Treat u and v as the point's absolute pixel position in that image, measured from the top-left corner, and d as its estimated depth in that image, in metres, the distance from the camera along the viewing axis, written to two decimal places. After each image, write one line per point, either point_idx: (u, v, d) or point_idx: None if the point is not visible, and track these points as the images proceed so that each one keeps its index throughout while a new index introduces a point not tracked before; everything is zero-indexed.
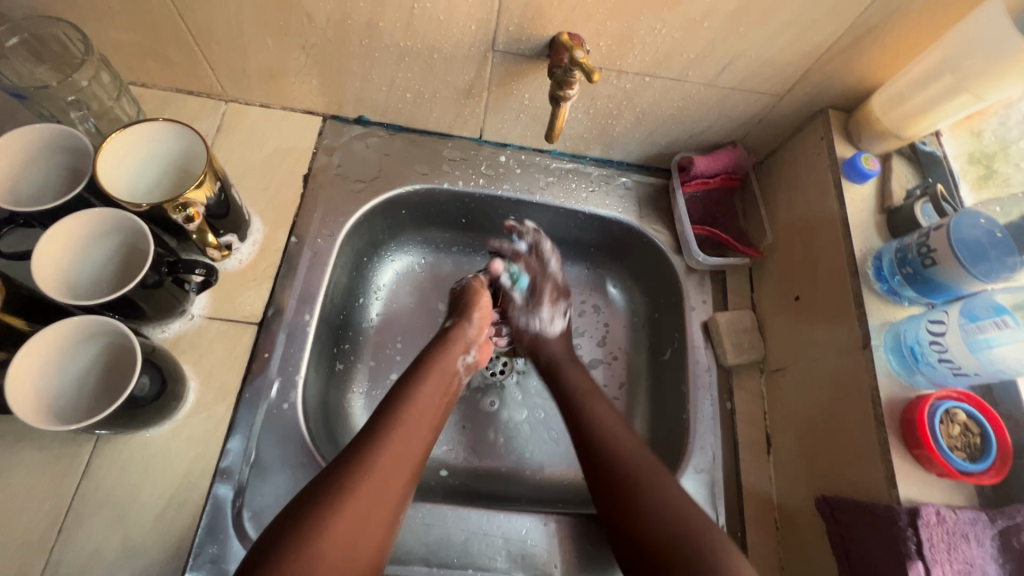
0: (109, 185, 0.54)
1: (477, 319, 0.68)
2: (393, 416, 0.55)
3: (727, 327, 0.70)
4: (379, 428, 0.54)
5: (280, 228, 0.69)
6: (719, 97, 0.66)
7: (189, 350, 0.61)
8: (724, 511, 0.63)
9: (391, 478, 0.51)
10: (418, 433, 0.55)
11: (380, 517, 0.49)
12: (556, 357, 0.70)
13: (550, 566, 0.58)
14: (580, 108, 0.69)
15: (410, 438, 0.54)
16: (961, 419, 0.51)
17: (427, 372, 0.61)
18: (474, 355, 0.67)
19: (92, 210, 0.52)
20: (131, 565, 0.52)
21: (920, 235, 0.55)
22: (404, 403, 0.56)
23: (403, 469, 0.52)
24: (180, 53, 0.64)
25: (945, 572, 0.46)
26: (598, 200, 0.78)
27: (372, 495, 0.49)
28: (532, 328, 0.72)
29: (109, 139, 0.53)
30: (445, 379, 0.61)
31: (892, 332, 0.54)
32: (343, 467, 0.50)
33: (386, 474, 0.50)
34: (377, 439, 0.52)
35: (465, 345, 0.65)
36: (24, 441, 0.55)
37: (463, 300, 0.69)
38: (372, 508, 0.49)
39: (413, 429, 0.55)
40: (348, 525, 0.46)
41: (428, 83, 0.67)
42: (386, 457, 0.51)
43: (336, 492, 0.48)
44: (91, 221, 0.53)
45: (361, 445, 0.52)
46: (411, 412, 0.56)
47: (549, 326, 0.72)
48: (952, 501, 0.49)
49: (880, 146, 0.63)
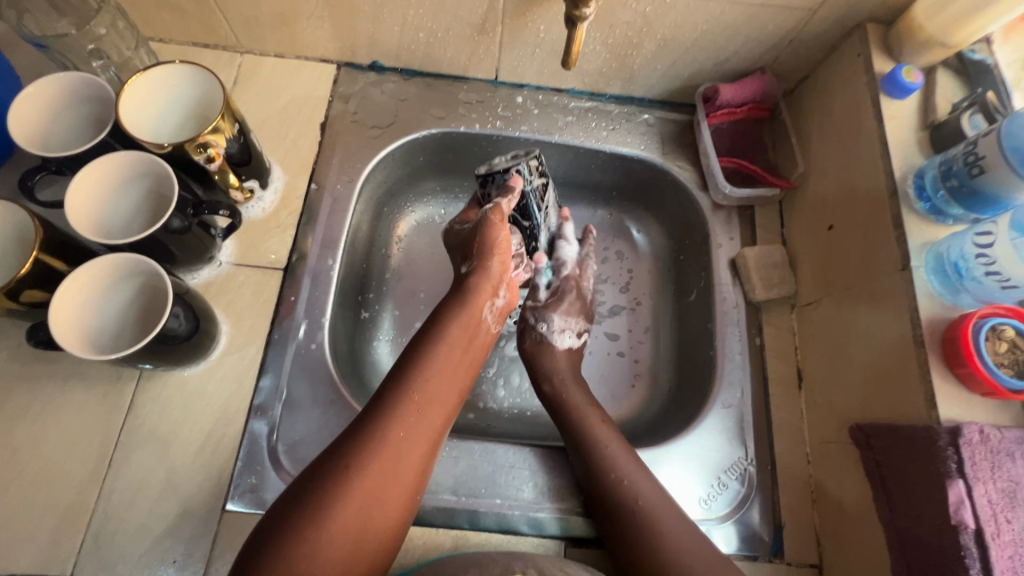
0: (130, 123, 0.55)
1: (498, 260, 0.62)
2: (408, 380, 0.52)
3: (756, 262, 0.68)
4: (393, 395, 0.51)
5: (300, 176, 0.69)
6: (746, 16, 0.62)
7: (219, 294, 0.63)
8: (753, 445, 0.62)
9: (411, 446, 0.49)
10: (439, 397, 0.53)
11: (399, 486, 0.47)
12: (562, 374, 0.66)
13: (575, 497, 0.59)
14: (598, 38, 0.66)
15: (429, 404, 0.52)
16: (1009, 335, 0.48)
17: (449, 326, 0.57)
18: (504, 296, 0.63)
19: (88, 164, 0.52)
20: (177, 494, 0.55)
21: (967, 144, 0.51)
22: (421, 364, 0.53)
23: (423, 435, 0.50)
24: (193, 2, 0.64)
25: (988, 490, 0.44)
26: (619, 138, 0.75)
27: (390, 466, 0.47)
28: (539, 334, 0.68)
29: (133, 79, 0.54)
30: (468, 333, 0.58)
31: (933, 252, 0.51)
32: (355, 434, 0.48)
33: (403, 446, 0.48)
34: (395, 403, 0.50)
35: (491, 289, 0.61)
36: (72, 380, 0.58)
37: (477, 236, 0.62)
38: (392, 478, 0.47)
39: (433, 393, 0.52)
40: (366, 496, 0.45)
41: (440, 20, 0.65)
42: (404, 426, 0.49)
43: (352, 463, 0.46)
44: (97, 179, 0.54)
45: (376, 409, 0.50)
46: (431, 374, 0.53)
47: (558, 338, 0.68)
48: (997, 421, 0.47)
49: (924, 58, 0.58)
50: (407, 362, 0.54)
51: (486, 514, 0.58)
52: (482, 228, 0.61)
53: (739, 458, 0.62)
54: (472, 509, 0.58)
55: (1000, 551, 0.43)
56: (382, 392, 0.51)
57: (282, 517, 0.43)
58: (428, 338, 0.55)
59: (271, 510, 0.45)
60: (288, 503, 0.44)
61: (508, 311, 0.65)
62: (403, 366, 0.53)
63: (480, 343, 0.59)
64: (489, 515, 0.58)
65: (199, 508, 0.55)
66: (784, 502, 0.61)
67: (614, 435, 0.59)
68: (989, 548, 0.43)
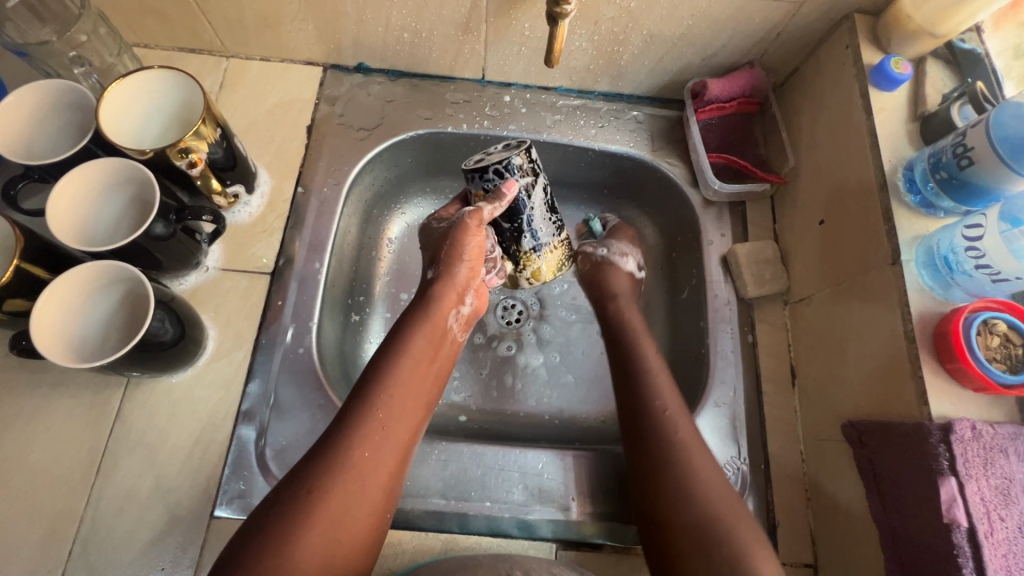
0: (108, 123, 0.55)
1: (466, 267, 0.62)
2: (373, 397, 0.52)
3: (748, 258, 0.67)
4: (355, 415, 0.51)
5: (287, 179, 0.69)
6: (731, 10, 0.61)
7: (206, 300, 0.63)
8: (746, 443, 0.62)
9: (377, 465, 0.49)
10: (404, 413, 0.53)
11: (365, 505, 0.47)
12: (620, 293, 0.68)
13: (567, 499, 0.59)
14: (583, 35, 0.65)
15: (394, 421, 0.52)
16: (1001, 329, 0.47)
17: (413, 339, 0.57)
18: (471, 303, 0.64)
19: (69, 172, 0.52)
20: (165, 500, 0.55)
21: (956, 136, 0.50)
22: (383, 382, 0.53)
23: (388, 454, 0.50)
24: (175, 7, 0.64)
25: (980, 487, 0.43)
26: (608, 136, 0.74)
27: (355, 487, 0.47)
28: (604, 256, 0.70)
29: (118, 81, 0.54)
30: (432, 345, 0.58)
31: (924, 246, 0.51)
32: (319, 457, 0.48)
33: (368, 465, 0.49)
34: (358, 423, 0.50)
35: (457, 296, 0.62)
36: (59, 388, 0.58)
37: (446, 242, 0.62)
38: (357, 498, 0.47)
39: (397, 411, 0.52)
40: (333, 519, 0.45)
41: (424, 20, 0.65)
42: (369, 446, 0.49)
43: (315, 485, 0.46)
44: (80, 187, 0.54)
45: (338, 431, 0.50)
46: (394, 391, 0.53)
47: (623, 261, 0.70)
48: (990, 417, 0.46)
49: (913, 48, 0.57)
50: (370, 380, 0.54)
51: (476, 517, 0.57)
52: (455, 232, 0.61)
53: (732, 457, 0.61)
54: (462, 512, 0.57)
55: (994, 549, 0.42)
56: (345, 412, 0.51)
57: (249, 544, 0.43)
58: (391, 353, 0.56)
59: (235, 535, 0.44)
60: (254, 527, 0.44)
61: (474, 318, 0.65)
62: (365, 386, 0.53)
63: (445, 354, 0.60)
64: (479, 518, 0.57)
65: (187, 515, 0.55)
66: (779, 501, 0.60)
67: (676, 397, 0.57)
68: (982, 547, 0.42)
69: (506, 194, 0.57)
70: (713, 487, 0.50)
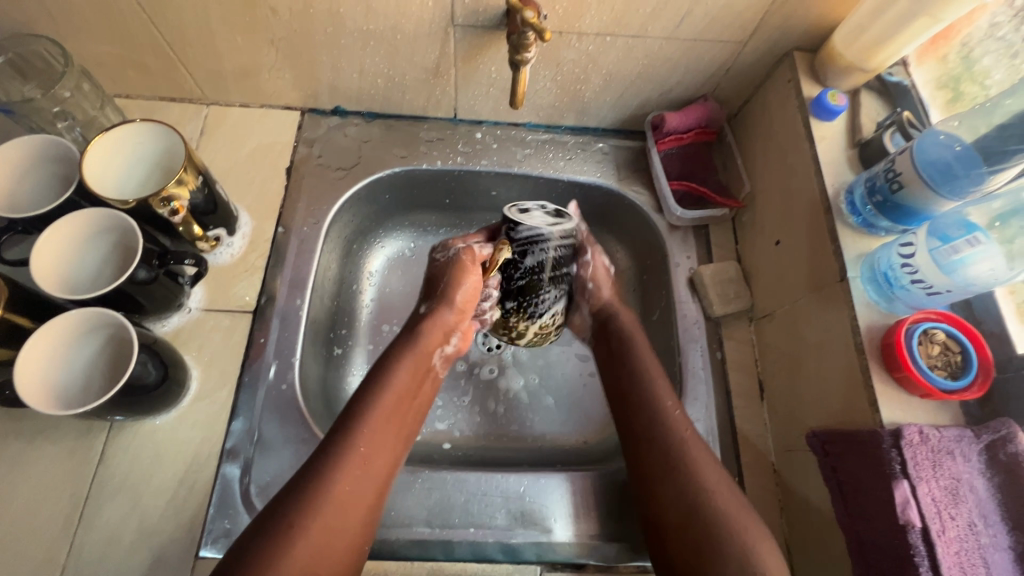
0: (90, 170, 0.56)
1: (460, 301, 0.63)
2: (361, 428, 0.54)
3: (713, 278, 0.71)
4: (339, 447, 0.52)
5: (267, 220, 0.71)
6: (682, 50, 0.66)
7: (190, 340, 0.64)
8: (719, 458, 0.64)
9: (355, 499, 0.50)
10: (385, 446, 0.54)
11: (342, 539, 0.48)
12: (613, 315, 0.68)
13: (549, 521, 0.60)
14: (547, 75, 0.70)
15: (373, 455, 0.53)
16: (940, 338, 0.51)
17: (397, 369, 0.59)
18: (456, 343, 0.66)
19: (48, 228, 0.54)
20: (149, 543, 0.55)
21: (887, 163, 0.55)
22: (372, 411, 0.55)
23: (367, 489, 0.52)
24: (157, 60, 0.67)
25: (931, 488, 0.46)
26: (576, 167, 0.78)
27: (334, 521, 0.48)
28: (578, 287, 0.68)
29: (106, 130, 0.57)
30: (415, 379, 0.60)
31: (867, 263, 0.55)
32: (299, 493, 0.49)
33: (348, 499, 0.50)
34: (343, 454, 0.52)
35: (447, 333, 0.64)
36: (41, 435, 0.58)
37: (445, 278, 0.63)
38: (336, 534, 0.48)
39: (377, 444, 0.54)
40: (310, 550, 0.46)
41: (396, 66, 0.69)
42: (350, 478, 0.51)
43: (294, 524, 0.46)
44: (58, 239, 0.55)
45: (323, 462, 0.51)
46: (379, 422, 0.55)
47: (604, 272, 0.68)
48: (937, 421, 0.49)
49: (847, 81, 0.63)
50: (359, 410, 0.55)
51: (460, 543, 0.58)
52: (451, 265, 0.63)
53: None
54: (446, 539, 0.58)
55: (947, 547, 0.44)
56: (331, 443, 0.53)
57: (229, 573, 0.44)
58: (379, 382, 0.58)
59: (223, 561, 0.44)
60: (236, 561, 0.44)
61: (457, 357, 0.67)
62: (348, 418, 0.55)
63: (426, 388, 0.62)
64: (464, 544, 0.58)
65: (172, 555, 0.55)
66: (754, 512, 0.62)
67: (683, 413, 0.57)
68: (936, 546, 0.44)
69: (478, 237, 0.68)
70: (709, 475, 0.52)
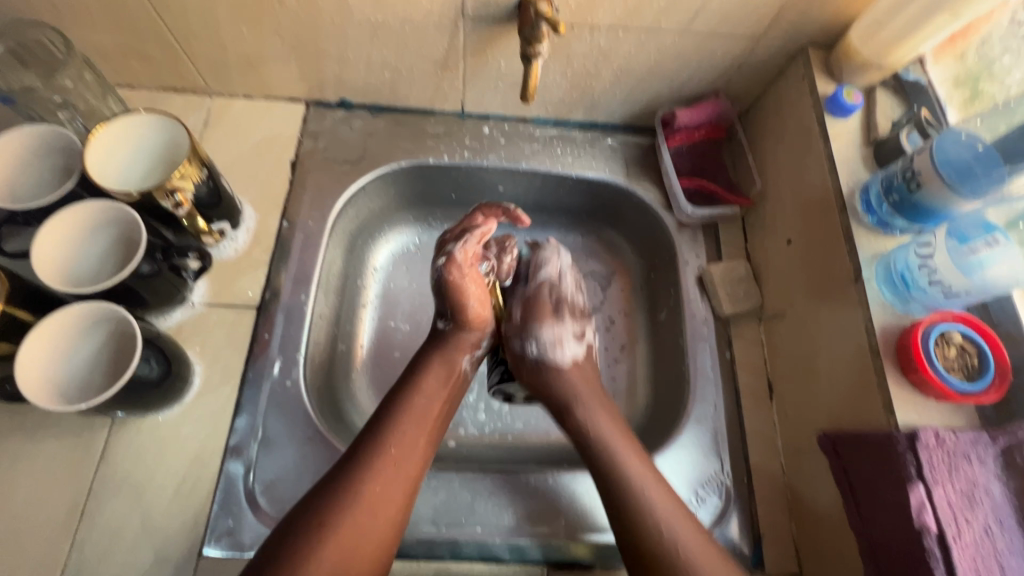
0: (93, 162, 0.55)
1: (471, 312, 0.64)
2: (386, 433, 0.54)
3: (722, 278, 0.70)
4: (370, 447, 0.52)
5: (272, 214, 0.70)
6: (695, 45, 0.65)
7: (192, 335, 0.63)
8: (728, 458, 0.63)
9: (387, 500, 0.50)
10: (414, 446, 0.54)
11: (371, 540, 0.48)
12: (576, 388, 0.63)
13: (557, 522, 0.59)
14: (557, 70, 0.69)
15: (404, 456, 0.53)
16: (956, 340, 0.50)
17: (422, 374, 0.59)
18: (485, 344, 0.66)
19: (49, 219, 0.53)
20: (152, 539, 0.54)
21: (905, 162, 0.54)
22: (400, 417, 0.55)
23: (400, 490, 0.51)
24: (161, 50, 0.66)
25: (947, 492, 0.45)
26: (584, 164, 0.77)
27: (364, 522, 0.48)
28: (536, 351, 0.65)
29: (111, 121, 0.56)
30: (444, 379, 0.60)
31: (883, 263, 0.54)
32: (331, 490, 0.49)
33: (377, 500, 0.50)
34: (370, 454, 0.52)
35: (471, 341, 0.64)
36: (44, 431, 0.57)
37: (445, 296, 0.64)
38: (365, 536, 0.48)
39: (410, 445, 0.54)
40: (339, 551, 0.46)
41: (404, 57, 0.67)
42: (380, 480, 0.51)
43: (323, 522, 0.47)
44: (61, 231, 0.54)
45: (352, 463, 0.51)
46: (408, 424, 0.55)
47: (555, 353, 0.64)
48: (953, 424, 0.49)
49: (862, 79, 0.62)
50: (381, 418, 0.55)
51: (467, 543, 0.58)
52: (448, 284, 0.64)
53: (715, 473, 0.62)
54: (453, 539, 0.58)
55: (963, 552, 0.44)
56: (356, 448, 0.53)
57: None
58: (404, 390, 0.57)
59: (259, 555, 0.46)
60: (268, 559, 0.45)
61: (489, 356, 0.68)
62: (377, 419, 0.55)
63: (457, 389, 0.61)
64: (470, 544, 0.58)
65: (175, 553, 0.54)
66: (763, 514, 0.61)
67: None
68: (952, 550, 0.44)
69: (492, 220, 0.67)
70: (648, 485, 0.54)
